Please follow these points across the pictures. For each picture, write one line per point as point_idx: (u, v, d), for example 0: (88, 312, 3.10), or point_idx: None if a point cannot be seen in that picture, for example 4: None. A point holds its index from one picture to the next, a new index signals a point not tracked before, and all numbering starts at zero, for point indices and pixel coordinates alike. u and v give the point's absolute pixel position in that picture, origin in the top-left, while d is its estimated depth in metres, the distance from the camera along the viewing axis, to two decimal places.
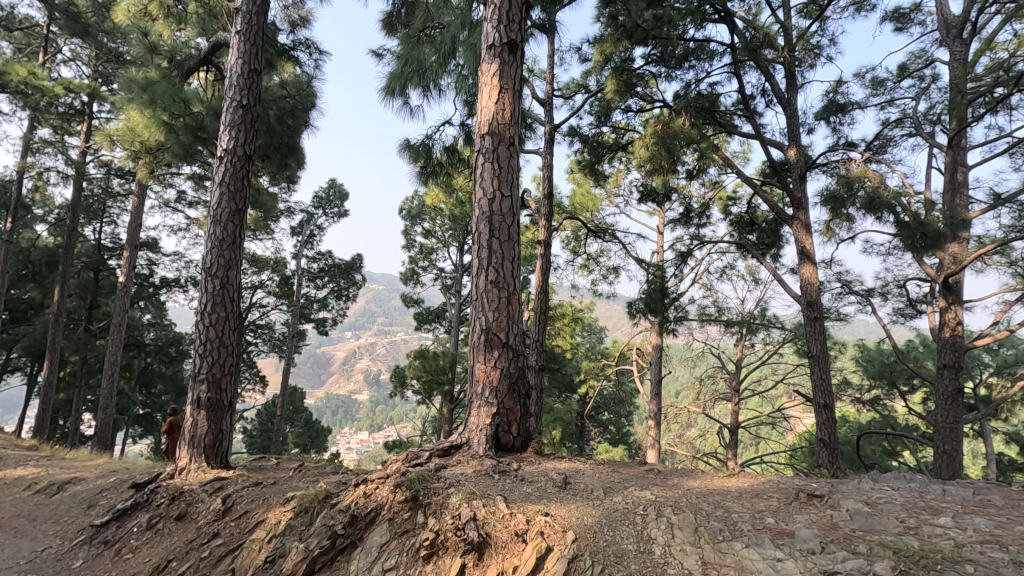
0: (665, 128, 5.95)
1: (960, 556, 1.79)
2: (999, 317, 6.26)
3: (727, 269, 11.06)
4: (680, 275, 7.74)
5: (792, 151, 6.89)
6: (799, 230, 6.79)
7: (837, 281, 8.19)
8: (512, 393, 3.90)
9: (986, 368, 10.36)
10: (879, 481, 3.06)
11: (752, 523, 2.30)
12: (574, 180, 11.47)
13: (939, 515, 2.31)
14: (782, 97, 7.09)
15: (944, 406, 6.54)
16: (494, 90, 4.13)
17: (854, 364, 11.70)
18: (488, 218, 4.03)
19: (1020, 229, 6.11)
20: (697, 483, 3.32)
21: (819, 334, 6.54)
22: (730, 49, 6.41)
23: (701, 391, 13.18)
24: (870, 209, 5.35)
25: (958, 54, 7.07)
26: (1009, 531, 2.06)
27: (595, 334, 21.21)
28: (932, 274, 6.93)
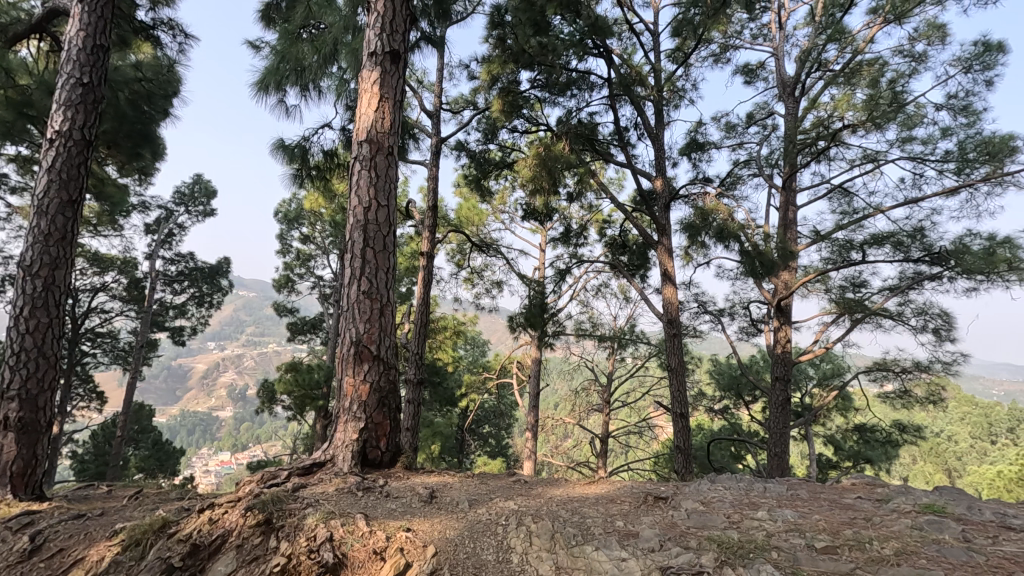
0: (547, 152, 6.23)
1: (768, 545, 2.05)
2: (819, 335, 7.33)
3: (602, 287, 11.76)
4: (558, 291, 8.08)
5: (659, 182, 7.56)
6: (662, 254, 7.44)
7: (695, 301, 9.07)
8: (382, 406, 3.83)
9: (810, 379, 12.01)
10: (716, 482, 3.42)
11: (604, 527, 2.45)
12: (461, 195, 11.59)
13: (759, 509, 2.62)
14: (651, 131, 7.77)
15: (776, 414, 7.49)
16: (374, 98, 4.06)
17: (708, 376, 12.97)
18: (363, 227, 3.92)
19: (834, 262, 7.25)
20: (560, 491, 3.48)
21: (677, 349, 7.17)
22: (607, 83, 6.90)
23: (576, 403, 13.77)
24: (719, 237, 6.03)
25: (791, 109, 8.25)
26: (808, 520, 2.40)
27: (479, 347, 21.37)
28: (769, 297, 7.93)
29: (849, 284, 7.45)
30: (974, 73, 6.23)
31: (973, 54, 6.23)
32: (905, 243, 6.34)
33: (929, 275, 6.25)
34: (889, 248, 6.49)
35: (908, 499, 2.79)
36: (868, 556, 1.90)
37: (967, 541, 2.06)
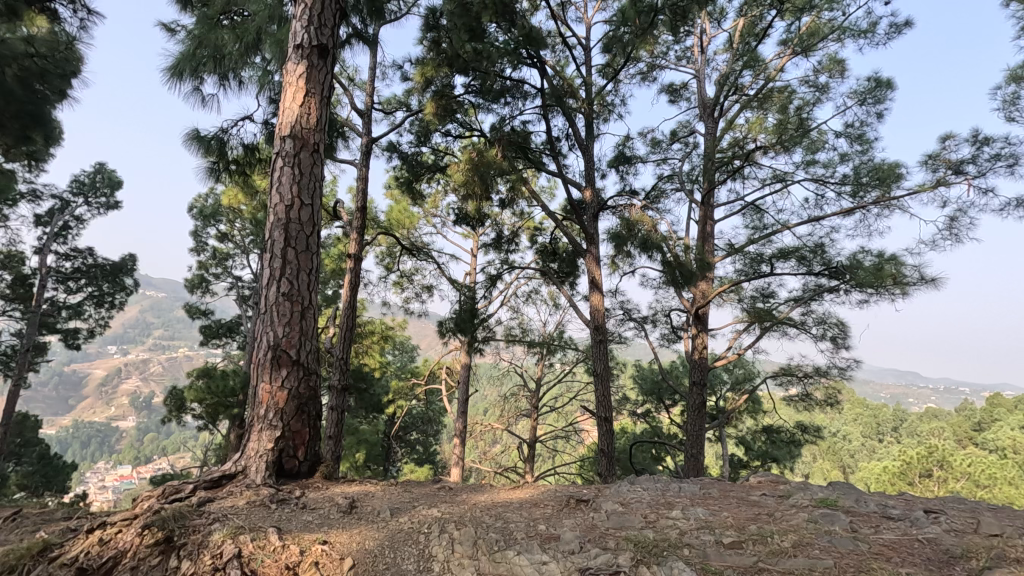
0: (480, 157, 6.23)
1: (681, 542, 2.14)
2: (733, 342, 7.79)
3: (532, 294, 11.90)
4: (489, 297, 8.09)
5: (588, 193, 7.77)
6: (590, 262, 7.65)
7: (620, 309, 9.37)
8: (300, 414, 3.67)
9: (725, 384, 12.73)
10: (635, 484, 3.54)
11: (526, 531, 2.46)
12: (392, 197, 11.36)
13: (674, 509, 2.73)
14: (582, 143, 7.98)
15: (693, 416, 7.88)
16: (299, 92, 3.90)
17: (632, 381, 13.44)
18: (284, 226, 3.74)
19: (746, 274, 7.74)
20: (485, 497, 3.47)
21: (603, 355, 7.37)
22: (540, 93, 7.02)
23: (505, 409, 13.83)
24: (644, 247, 6.28)
25: (711, 129, 8.75)
26: (717, 517, 2.54)
27: (408, 352, 20.98)
28: (688, 306, 8.34)
29: (759, 295, 7.98)
30: (868, 106, 6.88)
31: (867, 89, 6.88)
32: (807, 258, 6.88)
33: (828, 287, 6.81)
34: (794, 262, 7.02)
35: (806, 494, 3.01)
36: (769, 549, 2.03)
37: (854, 531, 2.25)
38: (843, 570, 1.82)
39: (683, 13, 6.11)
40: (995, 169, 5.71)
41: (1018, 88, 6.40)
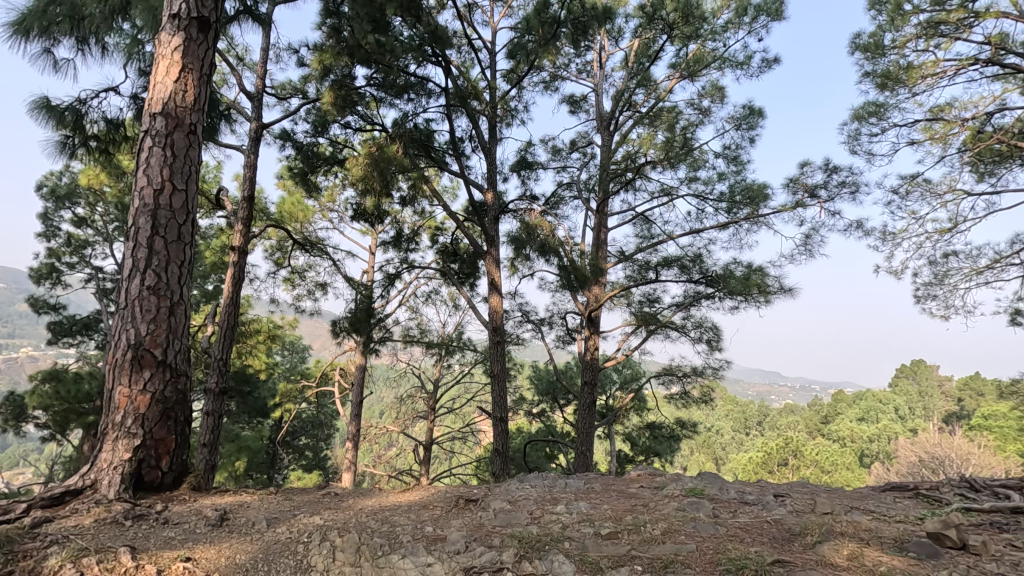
0: (379, 152, 6.05)
1: (562, 536, 2.23)
2: (622, 344, 8.23)
3: (432, 294, 11.77)
4: (386, 296, 7.88)
5: (490, 195, 7.84)
6: (490, 264, 7.72)
7: (519, 311, 9.53)
8: (165, 420, 3.34)
9: (614, 383, 13.41)
10: (525, 481, 3.62)
11: (412, 534, 2.42)
12: (284, 187, 10.71)
13: (558, 504, 2.83)
14: (484, 145, 8.03)
15: (583, 415, 8.23)
16: (174, 66, 3.55)
17: (528, 382, 13.74)
18: (151, 213, 3.39)
19: (635, 280, 8.22)
20: (372, 502, 3.37)
21: (500, 356, 7.46)
22: (444, 92, 6.96)
23: (401, 411, 13.54)
24: (541, 251, 6.46)
25: (607, 141, 9.21)
26: (598, 510, 2.66)
27: (298, 352, 19.85)
28: (582, 309, 8.68)
29: (646, 300, 8.52)
30: (742, 131, 7.61)
31: (742, 115, 7.60)
32: (688, 266, 7.45)
33: (705, 294, 7.42)
34: (676, 269, 7.57)
35: (678, 485, 3.25)
36: (641, 538, 2.17)
37: (716, 517, 2.48)
38: (703, 552, 1.99)
39: (584, 29, 6.38)
40: (840, 194, 6.56)
41: (859, 125, 7.40)
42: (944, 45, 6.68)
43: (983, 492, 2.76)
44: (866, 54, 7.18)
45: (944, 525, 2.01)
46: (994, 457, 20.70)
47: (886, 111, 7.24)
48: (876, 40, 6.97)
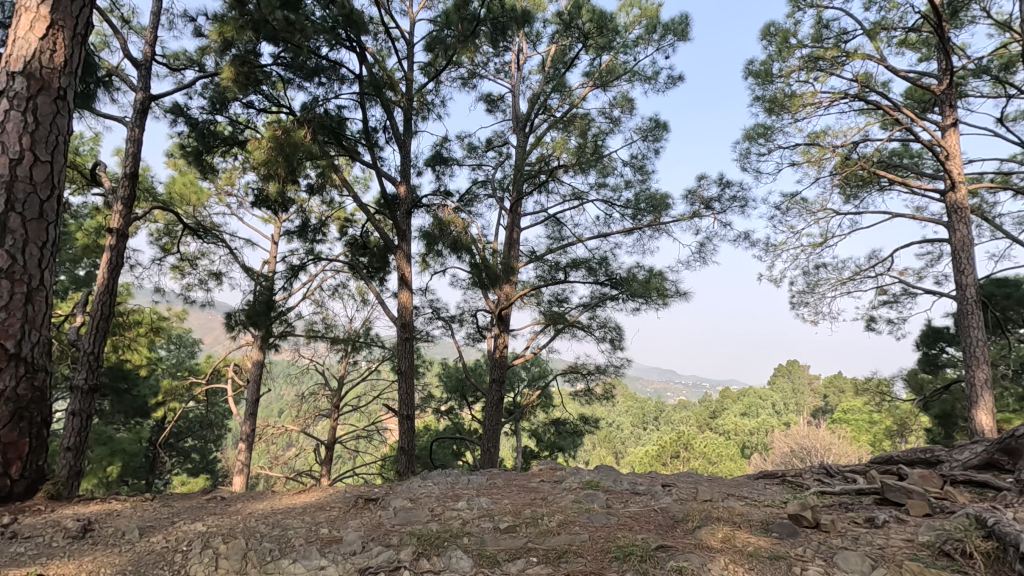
0: (285, 136, 5.71)
1: (462, 532, 2.24)
2: (530, 342, 8.39)
3: (339, 287, 11.32)
4: (288, 289, 7.47)
5: (403, 188, 7.68)
6: (401, 259, 7.56)
7: (429, 307, 9.43)
8: (16, 422, 2.95)
9: (522, 381, 13.65)
10: (427, 479, 3.59)
11: (306, 537, 2.32)
12: (175, 166, 9.82)
13: (460, 500, 2.83)
14: (398, 137, 7.85)
15: (491, 413, 8.31)
16: (40, 21, 3.14)
17: (437, 379, 13.64)
18: (6, 186, 2.97)
19: (545, 280, 8.41)
20: (262, 505, 3.18)
21: (408, 353, 7.33)
22: (358, 79, 6.72)
23: (302, 409, 12.92)
24: (453, 248, 6.43)
25: (522, 142, 9.35)
26: (498, 505, 2.70)
27: (186, 347, 18.28)
28: (492, 307, 8.74)
29: (555, 300, 8.75)
30: (649, 142, 8.04)
31: (649, 128, 8.03)
32: (595, 269, 7.74)
33: (609, 296, 7.76)
34: (584, 271, 7.85)
35: (576, 478, 3.38)
36: (538, 530, 2.23)
37: (608, 507, 2.60)
38: (595, 542, 2.08)
39: (503, 29, 6.43)
40: (731, 208, 7.13)
41: (749, 145, 8.08)
42: (821, 78, 7.46)
43: (836, 477, 3.13)
44: (757, 80, 7.85)
45: (802, 506, 2.26)
46: (850, 447, 23.51)
47: (772, 134, 7.96)
48: (765, 68, 7.65)
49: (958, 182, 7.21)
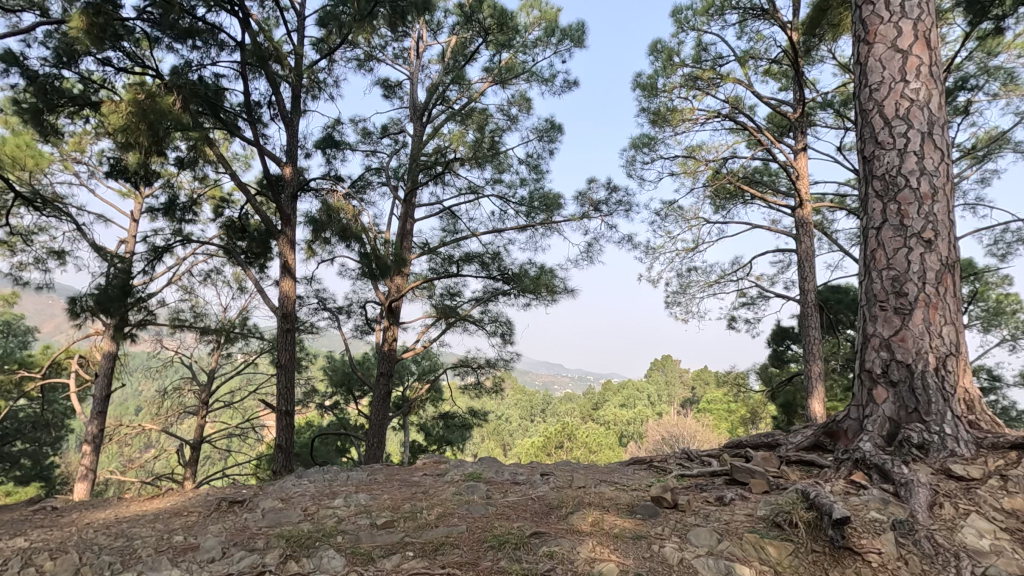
0: (149, 101, 5.10)
1: (335, 530, 2.15)
2: (421, 336, 8.25)
3: (211, 273, 10.38)
4: (150, 273, 6.70)
5: (288, 169, 7.19)
6: (284, 245, 7.09)
7: (314, 297, 8.94)
8: None
9: (412, 374, 13.45)
10: (302, 477, 3.41)
11: (155, 546, 2.10)
12: (6, 124, 8.38)
13: (336, 498, 2.72)
14: (285, 115, 7.34)
15: (377, 407, 8.09)
16: None
17: (321, 372, 13.00)
18: None
19: (438, 273, 8.33)
20: (105, 515, 2.82)
21: (289, 345, 6.90)
22: (239, 48, 6.18)
23: (163, 406, 11.67)
24: (342, 236, 6.13)
25: (418, 131, 9.16)
26: (377, 501, 2.63)
27: (17, 335, 15.73)
28: (382, 299, 8.48)
29: (447, 293, 8.70)
30: (544, 142, 8.25)
31: (544, 128, 8.24)
32: (487, 263, 7.81)
33: (501, 291, 7.86)
34: (476, 265, 7.89)
35: (459, 470, 3.40)
36: (416, 524, 2.21)
37: (488, 498, 2.65)
38: (471, 532, 2.10)
39: (402, 14, 6.24)
40: (617, 211, 7.54)
41: (635, 153, 8.61)
42: (699, 96, 8.13)
43: (694, 461, 3.44)
44: (643, 92, 8.37)
45: (663, 489, 2.45)
46: (711, 434, 25.98)
47: (656, 144, 8.54)
48: (652, 82, 8.18)
49: (805, 201, 8.22)
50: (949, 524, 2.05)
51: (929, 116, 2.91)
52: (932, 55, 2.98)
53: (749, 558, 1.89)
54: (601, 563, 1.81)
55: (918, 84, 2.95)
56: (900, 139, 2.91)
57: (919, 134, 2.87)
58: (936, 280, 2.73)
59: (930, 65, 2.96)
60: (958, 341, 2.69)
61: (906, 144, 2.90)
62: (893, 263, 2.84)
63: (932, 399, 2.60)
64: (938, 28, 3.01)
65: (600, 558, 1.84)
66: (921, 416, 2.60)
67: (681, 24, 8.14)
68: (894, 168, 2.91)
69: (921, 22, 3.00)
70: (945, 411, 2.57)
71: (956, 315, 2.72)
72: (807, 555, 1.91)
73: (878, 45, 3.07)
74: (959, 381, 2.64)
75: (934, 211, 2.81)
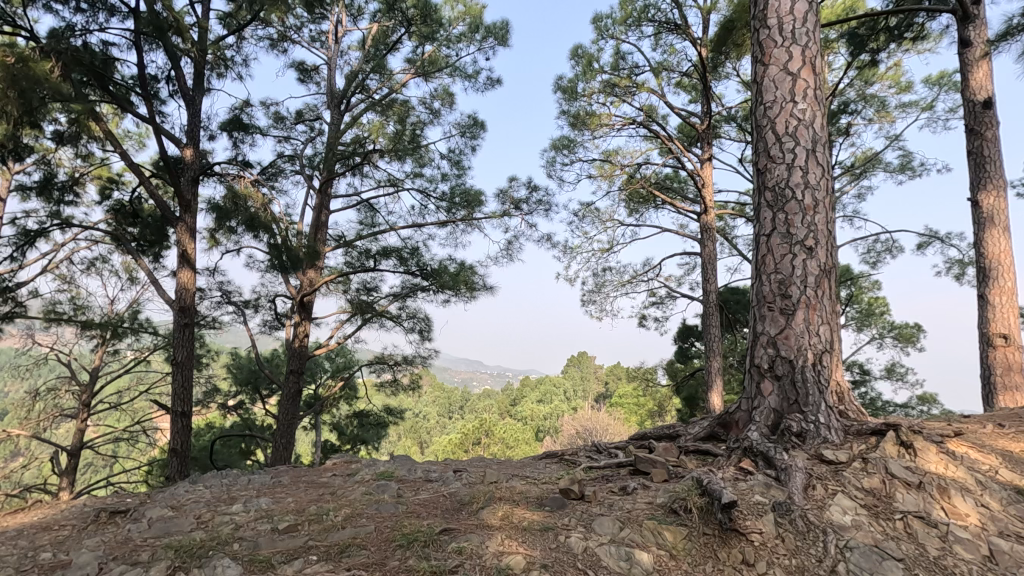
0: (21, 66, 4.53)
1: (232, 537, 2.03)
2: (334, 332, 7.95)
3: (96, 261, 9.40)
4: (19, 259, 5.95)
5: (189, 151, 6.67)
6: (182, 233, 6.56)
7: (217, 290, 8.35)
8: None
9: (325, 371, 12.93)
10: (197, 483, 3.18)
11: (16, 567, 1.88)
12: None
13: (234, 503, 2.56)
14: (186, 92, 6.79)
15: (286, 406, 7.71)
16: None
17: (223, 370, 12.16)
18: None
19: (353, 267, 8.06)
20: None
21: (188, 342, 6.40)
22: (133, 15, 5.63)
23: (34, 409, 10.42)
24: (248, 225, 5.77)
25: (335, 119, 8.81)
26: (280, 504, 2.51)
27: None
28: (293, 293, 8.08)
29: (364, 288, 8.45)
30: (466, 138, 8.22)
31: (467, 124, 8.21)
32: (406, 258, 7.67)
33: (420, 287, 7.75)
34: (394, 260, 7.72)
35: (370, 470, 3.32)
36: (322, 526, 2.13)
37: (399, 496, 2.61)
38: (380, 532, 2.06)
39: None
40: (536, 210, 7.67)
41: (555, 155, 8.81)
42: (616, 103, 8.45)
43: (602, 453, 3.58)
44: (564, 95, 8.57)
45: (571, 481, 2.53)
46: (622, 427, 27.15)
47: (574, 146, 8.78)
48: (572, 86, 8.39)
49: (709, 208, 8.79)
50: (819, 502, 2.29)
51: (813, 135, 3.21)
52: (817, 79, 3.28)
53: (647, 544, 2.01)
54: (508, 557, 1.84)
55: (805, 105, 3.24)
56: (788, 154, 3.19)
57: (804, 151, 3.16)
58: (816, 284, 3.02)
59: (815, 89, 3.27)
60: (832, 339, 2.99)
61: (793, 159, 3.18)
62: (780, 268, 3.10)
63: (810, 392, 2.88)
64: (822, 55, 3.32)
65: (507, 551, 1.87)
66: (800, 406, 2.88)
67: (601, 32, 8.41)
68: (783, 181, 3.18)
69: (809, 49, 3.30)
70: (820, 402, 2.87)
71: (831, 315, 3.03)
72: (699, 538, 2.06)
73: (772, 67, 3.34)
74: (832, 374, 2.94)
75: (815, 221, 3.10)
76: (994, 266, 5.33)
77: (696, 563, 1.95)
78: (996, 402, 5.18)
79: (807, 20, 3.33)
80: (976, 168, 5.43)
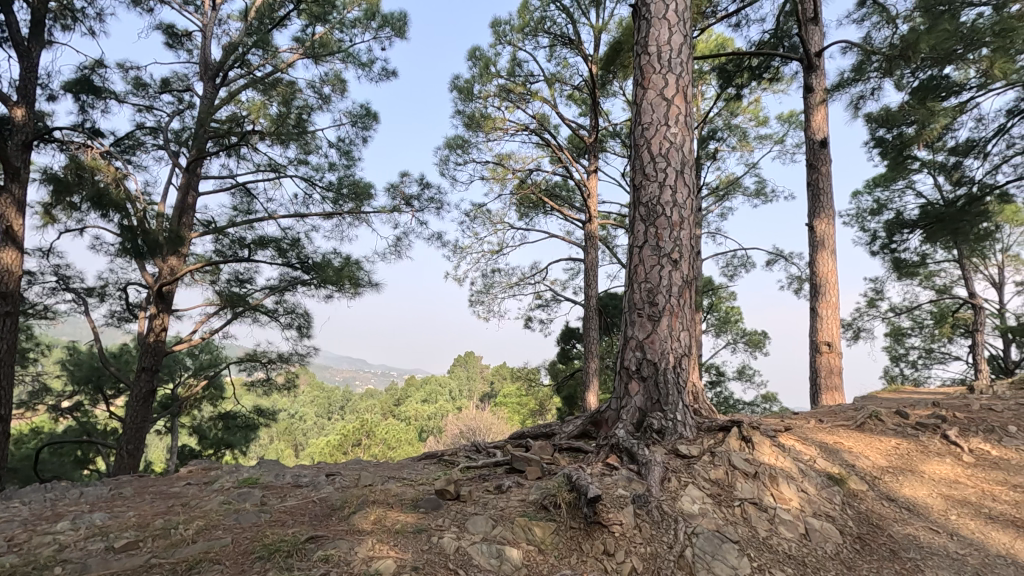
0: None
1: (53, 561, 1.78)
2: (198, 326, 7.23)
3: None
4: None
5: (20, 111, 5.70)
6: (7, 205, 5.59)
7: (52, 274, 7.23)
8: None
9: (185, 369, 11.71)
10: (12, 500, 2.72)
11: None
12: None
13: (59, 521, 2.23)
14: (19, 42, 5.81)
15: (134, 408, 6.87)
16: None
17: (57, 367, 10.55)
18: None
19: (224, 255, 7.39)
20: None
21: (10, 333, 5.45)
22: None
23: None
24: (95, 202, 5.07)
25: (209, 93, 8.03)
26: (118, 519, 2.23)
27: None
28: (149, 281, 7.23)
29: (235, 279, 7.78)
30: (357, 129, 7.90)
31: (359, 114, 7.90)
32: (285, 250, 7.19)
33: (300, 280, 7.31)
34: (272, 251, 7.20)
35: (231, 477, 3.06)
36: (168, 542, 1.93)
37: (262, 504, 2.44)
38: (237, 544, 1.92)
39: None
40: (428, 208, 7.59)
41: (449, 153, 8.78)
42: (511, 108, 8.62)
43: (481, 453, 3.62)
44: (460, 95, 8.56)
45: (447, 481, 2.53)
46: (505, 426, 27.65)
47: (468, 147, 8.81)
48: (468, 86, 8.41)
49: (594, 217, 9.27)
50: (673, 493, 2.50)
51: (682, 158, 3.51)
52: (688, 107, 3.60)
53: (517, 540, 2.07)
54: (378, 561, 1.80)
55: (676, 130, 3.53)
56: (660, 173, 3.46)
57: (674, 171, 3.45)
58: (679, 293, 3.31)
59: (685, 115, 3.58)
60: (690, 344, 3.29)
61: (664, 178, 3.46)
62: (649, 277, 3.35)
63: (670, 392, 3.15)
64: (693, 86, 3.65)
65: (377, 556, 1.83)
66: (661, 405, 3.13)
67: (499, 37, 8.54)
68: (655, 198, 3.44)
69: (682, 79, 3.61)
70: (678, 401, 3.14)
71: (691, 323, 3.33)
72: (565, 532, 2.17)
73: (650, 91, 3.60)
74: (688, 376, 3.24)
75: (681, 236, 3.39)
76: (823, 283, 6.17)
77: (561, 556, 2.05)
78: (820, 400, 6.03)
79: (682, 52, 3.64)
80: (813, 198, 6.26)
